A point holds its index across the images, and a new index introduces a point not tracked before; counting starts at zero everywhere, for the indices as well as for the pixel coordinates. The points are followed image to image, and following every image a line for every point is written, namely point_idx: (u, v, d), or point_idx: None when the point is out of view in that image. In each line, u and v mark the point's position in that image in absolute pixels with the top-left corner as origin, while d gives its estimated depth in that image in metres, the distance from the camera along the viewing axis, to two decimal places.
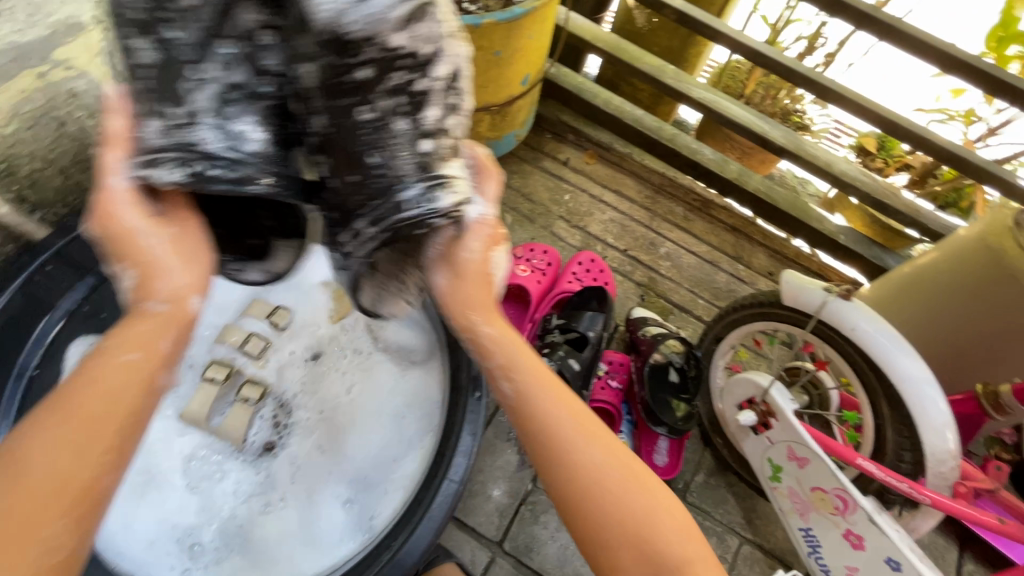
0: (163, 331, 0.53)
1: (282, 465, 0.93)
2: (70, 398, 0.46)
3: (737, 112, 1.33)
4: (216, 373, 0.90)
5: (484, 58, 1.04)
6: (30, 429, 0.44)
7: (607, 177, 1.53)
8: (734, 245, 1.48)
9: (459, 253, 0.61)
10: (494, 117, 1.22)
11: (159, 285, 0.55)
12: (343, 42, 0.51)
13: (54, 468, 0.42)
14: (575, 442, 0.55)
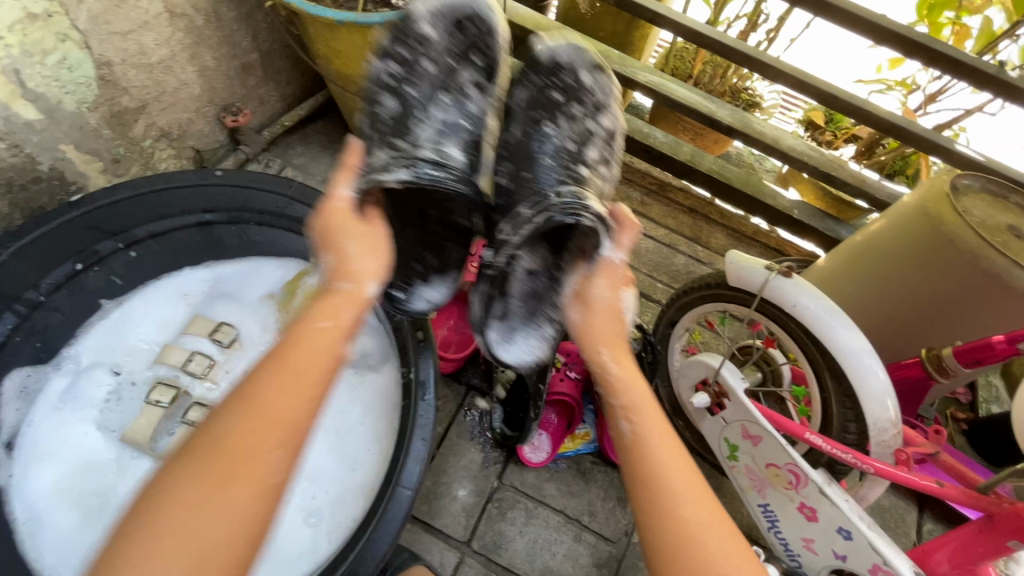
0: (347, 311, 0.60)
1: None
2: (288, 349, 0.54)
3: (682, 93, 1.33)
4: (161, 396, 0.92)
5: None
6: (254, 378, 0.52)
7: None
8: (692, 226, 1.49)
9: (588, 291, 0.70)
10: None
11: (353, 278, 0.63)
12: (553, 91, 0.85)
13: (271, 410, 0.49)
14: (679, 475, 0.57)
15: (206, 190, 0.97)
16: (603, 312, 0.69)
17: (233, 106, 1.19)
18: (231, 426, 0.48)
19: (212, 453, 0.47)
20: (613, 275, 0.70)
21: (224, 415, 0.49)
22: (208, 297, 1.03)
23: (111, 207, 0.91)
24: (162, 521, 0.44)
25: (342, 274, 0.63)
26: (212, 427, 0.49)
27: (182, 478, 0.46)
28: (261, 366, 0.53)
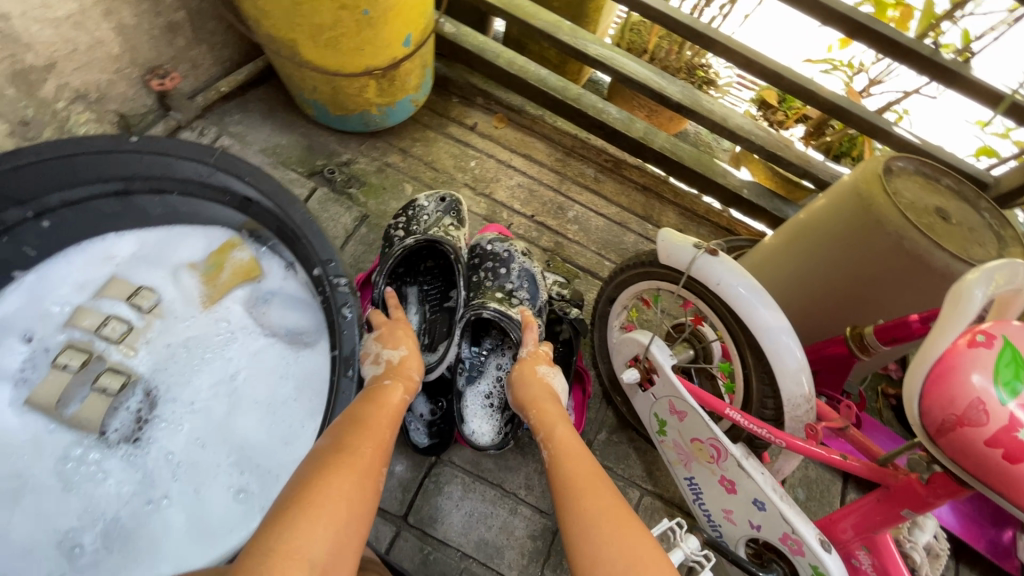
0: (408, 384, 0.82)
1: (159, 463, 0.89)
2: (380, 393, 0.77)
3: (635, 69, 1.32)
4: (70, 359, 0.88)
5: (352, 17, 0.98)
6: (354, 415, 0.72)
7: (516, 141, 1.51)
8: (644, 205, 1.49)
9: (517, 371, 0.85)
10: (381, 82, 1.16)
11: (410, 372, 0.84)
12: (486, 248, 1.02)
13: (376, 434, 0.70)
14: (577, 474, 0.65)
15: (118, 158, 0.87)
16: (529, 385, 0.82)
17: (161, 67, 1.12)
18: (356, 439, 0.67)
19: (346, 453, 0.65)
20: (532, 362, 0.86)
21: (344, 431, 0.69)
22: (131, 261, 1.00)
23: (16, 172, 0.81)
24: (329, 487, 0.60)
25: (399, 361, 0.85)
26: (339, 437, 0.67)
27: (333, 465, 0.63)
28: (354, 408, 0.73)
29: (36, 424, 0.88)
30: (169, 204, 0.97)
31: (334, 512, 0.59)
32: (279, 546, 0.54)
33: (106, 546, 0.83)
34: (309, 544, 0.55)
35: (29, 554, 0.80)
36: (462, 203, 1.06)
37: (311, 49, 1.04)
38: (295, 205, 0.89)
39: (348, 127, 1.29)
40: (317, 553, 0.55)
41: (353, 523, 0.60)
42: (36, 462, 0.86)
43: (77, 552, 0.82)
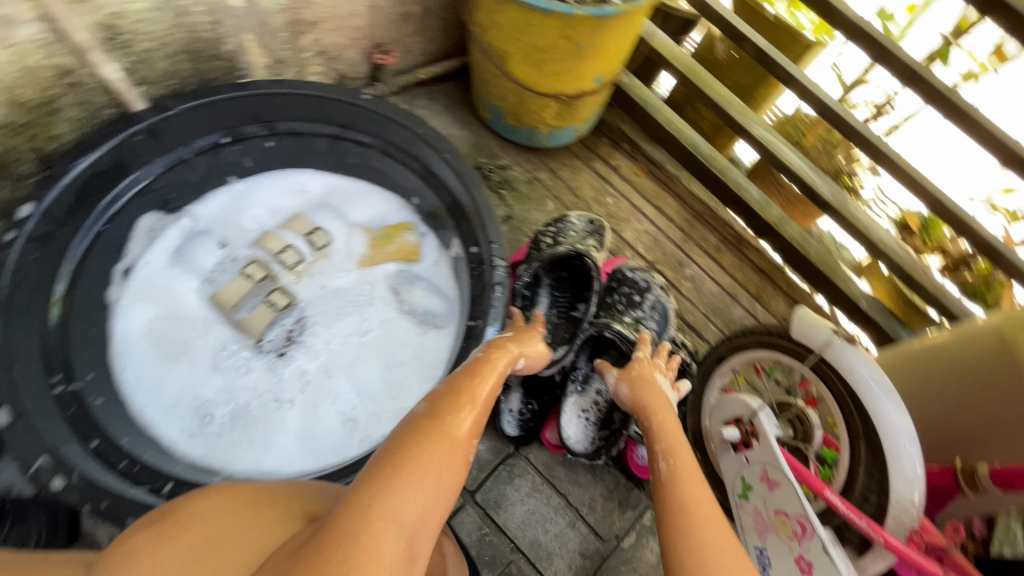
0: (506, 355, 0.77)
1: (291, 376, 1.01)
2: (482, 365, 0.71)
3: (791, 157, 1.38)
4: (253, 272, 1.03)
5: (566, 47, 1.09)
6: (452, 381, 0.67)
7: (652, 192, 1.59)
8: (757, 285, 1.53)
9: (631, 372, 0.89)
10: (561, 107, 1.28)
11: (507, 343, 0.80)
12: (626, 275, 1.08)
13: (471, 399, 0.64)
14: (700, 503, 0.62)
15: (348, 109, 1.04)
16: (642, 386, 0.86)
17: (384, 46, 1.29)
18: (448, 404, 0.62)
19: (437, 417, 0.60)
20: (649, 367, 0.90)
21: (442, 398, 0.63)
22: (316, 202, 1.14)
23: (278, 97, 1.00)
24: (420, 448, 0.55)
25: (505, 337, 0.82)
26: (436, 403, 0.62)
27: (423, 428, 0.58)
28: (453, 375, 0.69)
29: (209, 311, 1.02)
30: (368, 167, 1.12)
31: (423, 479, 0.52)
32: (374, 503, 0.48)
33: (231, 424, 0.95)
34: (396, 508, 0.49)
35: (174, 409, 0.94)
36: (606, 229, 1.10)
37: (519, 64, 1.16)
38: (474, 192, 1.00)
39: (514, 137, 1.42)
40: (406, 521, 0.48)
41: (443, 494, 0.53)
42: (200, 340, 1.00)
43: (207, 419, 0.95)
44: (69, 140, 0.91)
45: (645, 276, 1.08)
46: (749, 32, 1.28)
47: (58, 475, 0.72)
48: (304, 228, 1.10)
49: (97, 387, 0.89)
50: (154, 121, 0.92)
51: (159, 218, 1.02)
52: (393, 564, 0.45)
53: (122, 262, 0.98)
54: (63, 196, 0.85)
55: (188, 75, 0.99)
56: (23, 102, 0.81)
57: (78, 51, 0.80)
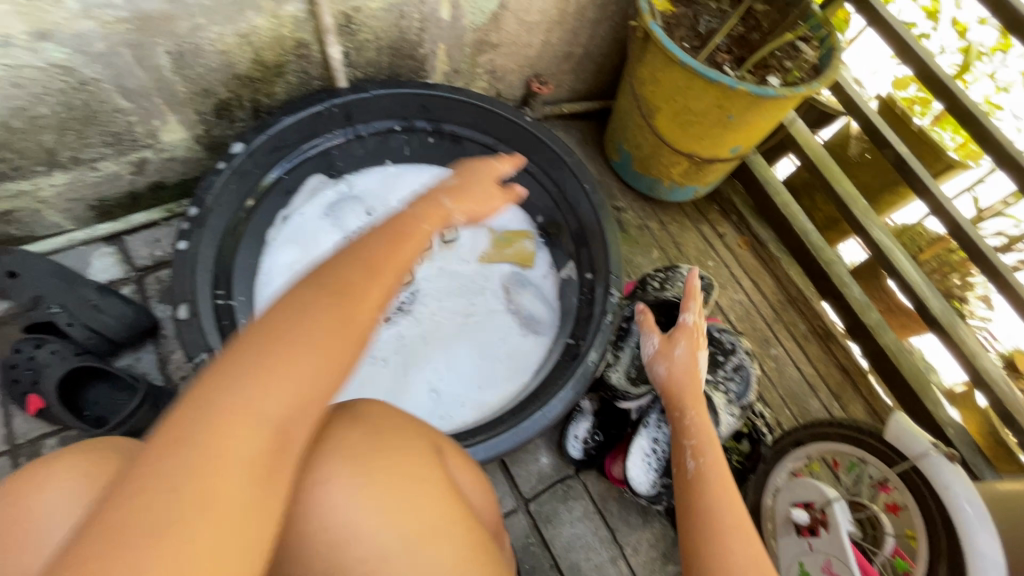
0: (427, 203, 0.72)
1: (391, 337, 1.06)
2: (385, 240, 0.62)
3: (906, 267, 1.38)
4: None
5: (717, 116, 1.17)
6: (365, 245, 0.60)
7: (751, 267, 1.61)
8: (839, 383, 1.51)
9: (671, 350, 0.89)
10: (690, 166, 1.35)
11: (423, 218, 0.69)
12: (719, 335, 1.06)
13: (384, 274, 0.58)
14: (726, 508, 0.67)
15: (508, 124, 1.14)
16: (681, 369, 0.87)
17: (543, 77, 1.41)
18: (348, 274, 0.56)
19: (337, 288, 0.54)
20: (689, 334, 0.90)
21: (331, 275, 0.55)
22: (452, 198, 1.25)
23: (450, 99, 1.12)
24: (297, 324, 0.50)
25: (445, 187, 0.76)
26: (323, 279, 0.55)
27: (309, 298, 0.52)
28: (369, 237, 0.62)
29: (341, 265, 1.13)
30: (507, 179, 1.22)
31: (295, 368, 0.48)
32: (231, 398, 0.45)
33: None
34: (260, 399, 0.46)
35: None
36: (713, 289, 1.13)
37: (666, 120, 1.25)
38: (601, 223, 1.06)
39: (634, 184, 1.50)
40: (265, 415, 0.45)
41: (320, 381, 0.49)
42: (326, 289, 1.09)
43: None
44: (280, 101, 1.06)
45: (735, 340, 1.05)
46: (893, 140, 1.31)
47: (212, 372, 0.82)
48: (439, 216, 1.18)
49: (244, 307, 0.99)
50: (351, 99, 1.05)
51: (323, 180, 1.16)
52: (251, 459, 0.44)
53: (286, 210, 1.13)
54: (266, 142, 1.00)
55: (385, 67, 1.12)
56: (262, 62, 0.96)
57: (319, 31, 0.94)
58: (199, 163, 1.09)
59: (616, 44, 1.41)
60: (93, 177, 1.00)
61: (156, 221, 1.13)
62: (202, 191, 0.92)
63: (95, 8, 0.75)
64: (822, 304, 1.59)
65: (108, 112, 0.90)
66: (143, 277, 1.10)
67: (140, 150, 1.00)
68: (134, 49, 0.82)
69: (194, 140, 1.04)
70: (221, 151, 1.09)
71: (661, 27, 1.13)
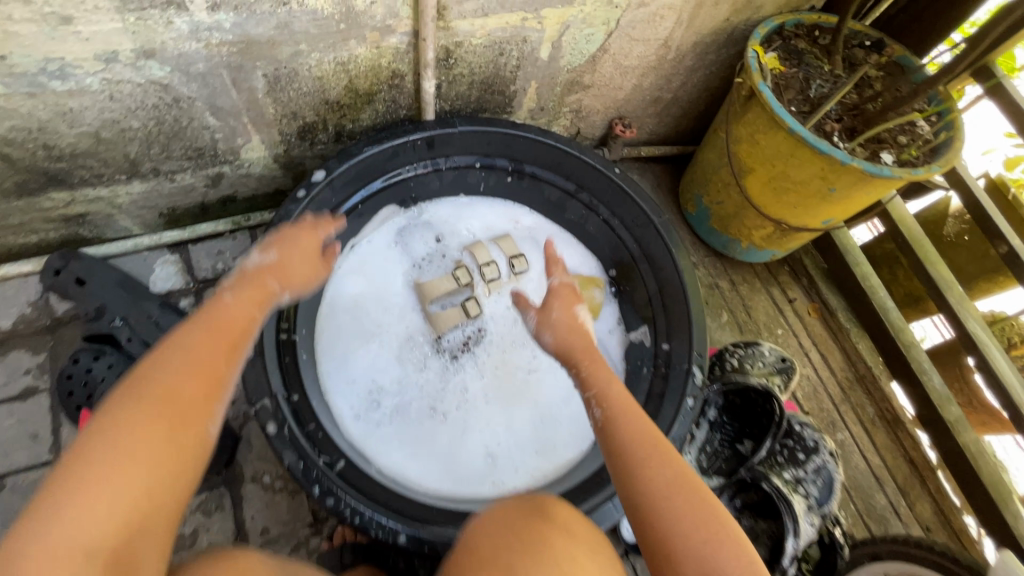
0: (258, 294, 0.71)
1: (452, 385, 1.01)
2: (207, 325, 0.64)
3: (1002, 366, 1.26)
4: (461, 277, 1.05)
5: (817, 187, 1.09)
6: (189, 341, 0.61)
7: (819, 337, 1.52)
8: (906, 478, 1.40)
9: (551, 316, 0.91)
10: (774, 232, 1.27)
11: (263, 284, 0.73)
12: (802, 429, 0.97)
13: (206, 372, 0.60)
14: (638, 441, 0.72)
15: (593, 172, 1.08)
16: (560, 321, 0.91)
17: (626, 118, 1.34)
18: (182, 377, 0.58)
19: (166, 396, 0.56)
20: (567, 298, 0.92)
21: (157, 379, 0.56)
22: (526, 232, 1.16)
23: (534, 141, 1.06)
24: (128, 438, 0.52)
25: (269, 268, 0.76)
26: (149, 387, 0.56)
27: (134, 411, 0.54)
28: (188, 330, 0.62)
29: (408, 298, 1.06)
30: (582, 227, 1.16)
31: (125, 488, 0.50)
32: (45, 538, 0.47)
33: (391, 417, 0.97)
34: (79, 533, 0.48)
35: (352, 386, 0.98)
36: (795, 374, 1.06)
37: (757, 183, 1.17)
38: (683, 289, 0.99)
39: (709, 240, 1.42)
40: (93, 542, 0.48)
41: (164, 488, 0.53)
42: (390, 327, 1.03)
43: (375, 403, 0.97)
44: (364, 128, 1.02)
45: (819, 438, 0.96)
46: (1009, 231, 1.19)
47: (272, 421, 0.78)
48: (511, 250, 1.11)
49: (306, 345, 0.96)
50: (436, 132, 1.02)
51: (396, 209, 1.10)
52: None
53: (354, 238, 1.07)
54: (346, 172, 0.97)
55: (473, 101, 1.07)
56: (355, 89, 0.92)
57: (418, 64, 0.90)
58: (274, 180, 1.06)
59: (708, 92, 1.34)
60: (169, 187, 0.98)
61: (222, 232, 1.11)
62: (278, 219, 0.90)
63: (204, 30, 0.72)
64: (891, 384, 1.50)
65: (195, 128, 0.87)
66: (202, 289, 1.08)
67: (218, 165, 0.97)
68: (233, 71, 0.79)
69: (273, 159, 1.01)
70: (296, 171, 1.06)
71: (771, 87, 1.06)
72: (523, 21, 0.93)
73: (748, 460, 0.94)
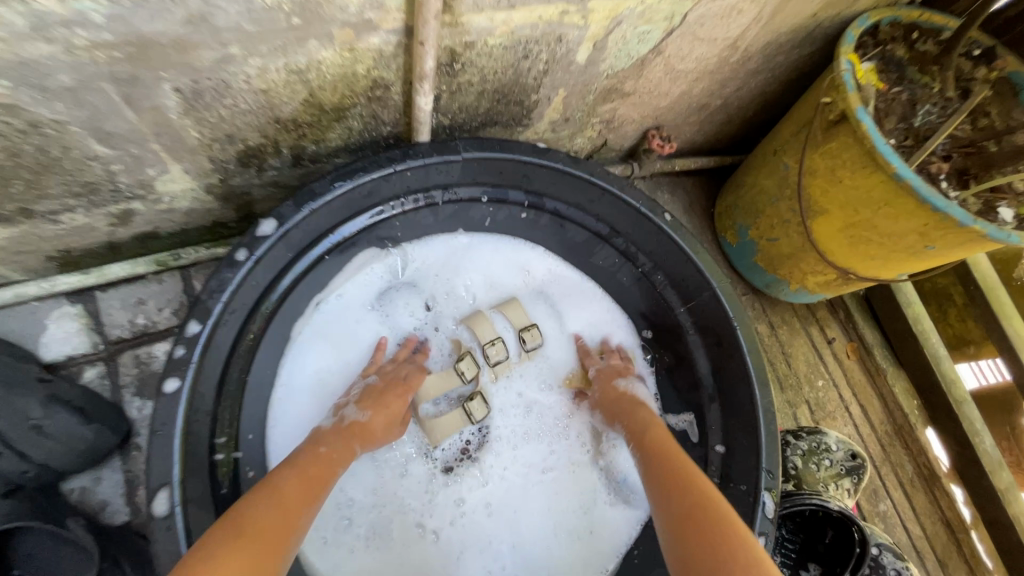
0: (348, 457, 0.65)
1: (446, 497, 0.80)
2: (292, 468, 0.59)
3: None
4: (467, 370, 0.82)
5: (911, 243, 0.87)
6: (277, 482, 0.57)
7: (859, 384, 1.31)
8: (942, 544, 1.24)
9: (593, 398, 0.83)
10: (835, 281, 1.05)
11: (355, 439, 0.67)
12: (884, 558, 0.79)
13: (293, 509, 0.55)
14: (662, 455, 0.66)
15: (636, 217, 0.83)
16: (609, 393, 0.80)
17: (664, 129, 1.08)
18: (266, 511, 0.52)
19: (246, 527, 0.50)
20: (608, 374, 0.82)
21: (241, 513, 0.51)
22: (539, 287, 0.93)
23: (561, 176, 0.81)
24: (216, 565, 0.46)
25: (356, 426, 0.68)
26: (236, 521, 0.50)
27: (211, 544, 0.47)
28: (279, 472, 0.58)
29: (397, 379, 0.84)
30: (612, 278, 0.92)
31: None
32: None
33: (367, 544, 0.75)
34: None
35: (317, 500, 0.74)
36: (866, 471, 0.87)
37: (828, 228, 0.94)
38: (747, 381, 0.78)
39: (748, 275, 1.20)
40: None
41: None
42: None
43: (345, 525, 0.75)
44: (333, 150, 0.74)
45: (902, 568, 0.79)
46: None
47: None
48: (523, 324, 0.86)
49: (253, 455, 0.72)
50: (432, 162, 0.75)
51: (376, 253, 0.84)
52: None
53: (320, 293, 0.80)
54: (309, 218, 0.71)
55: (481, 113, 0.80)
56: (318, 104, 0.65)
57: (412, 73, 0.62)
58: (207, 213, 0.79)
59: (765, 98, 1.08)
60: (53, 230, 0.69)
61: (140, 275, 0.84)
62: (209, 292, 0.65)
63: (56, 27, 0.44)
64: (927, 432, 1.31)
65: (77, 160, 0.59)
66: (116, 355, 0.82)
67: (123, 202, 0.69)
68: (124, 85, 0.51)
69: (204, 190, 0.73)
70: (238, 201, 0.79)
71: (870, 114, 0.82)
72: (562, 15, 0.65)
73: None
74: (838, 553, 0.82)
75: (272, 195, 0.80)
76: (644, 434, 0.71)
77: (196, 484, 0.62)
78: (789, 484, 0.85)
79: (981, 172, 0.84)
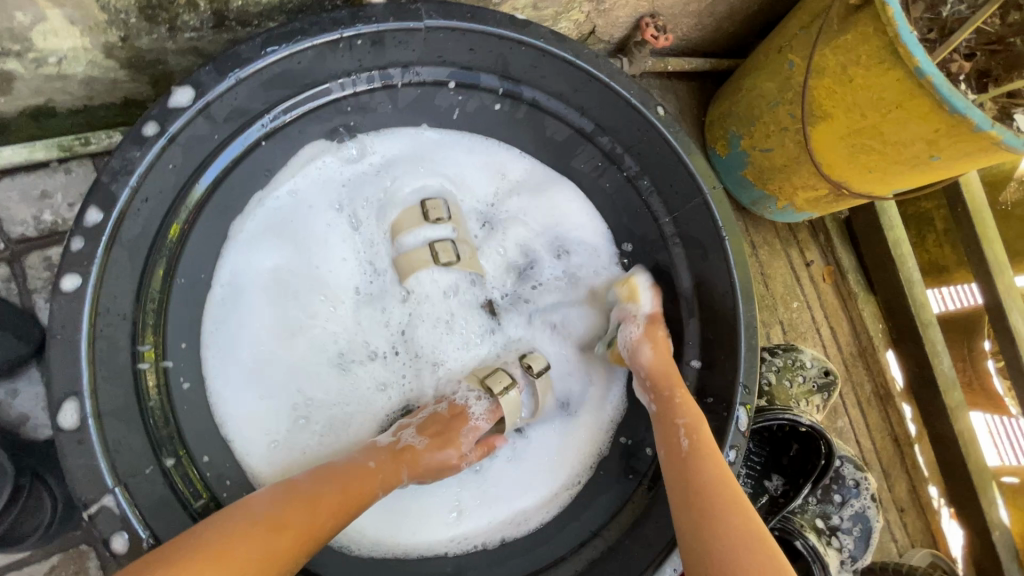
0: (391, 480, 0.62)
1: (394, 384, 0.75)
2: (338, 466, 0.60)
3: None
4: (496, 384, 0.72)
5: (914, 152, 0.80)
6: (324, 479, 0.58)
7: (832, 307, 1.29)
8: (889, 458, 1.28)
9: (646, 343, 0.72)
10: (824, 197, 0.97)
11: (402, 451, 0.64)
12: (844, 467, 0.80)
13: (324, 506, 0.55)
14: (705, 439, 0.62)
15: (626, 112, 0.73)
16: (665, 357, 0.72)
17: (660, 17, 0.95)
18: (307, 500, 0.55)
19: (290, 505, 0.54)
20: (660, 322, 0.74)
21: (293, 501, 0.54)
22: (512, 189, 0.82)
23: (543, 57, 0.69)
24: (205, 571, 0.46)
25: (408, 452, 0.64)
26: (286, 503, 0.54)
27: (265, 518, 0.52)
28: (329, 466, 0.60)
29: (354, 306, 0.74)
30: (594, 183, 0.82)
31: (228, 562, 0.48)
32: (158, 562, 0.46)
33: (322, 442, 0.70)
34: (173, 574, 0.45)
35: (269, 401, 0.68)
36: (834, 387, 0.85)
37: (828, 133, 0.85)
38: (731, 295, 0.72)
39: (734, 192, 1.09)
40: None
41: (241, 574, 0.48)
42: (332, 329, 0.72)
43: (301, 425, 0.69)
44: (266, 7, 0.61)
45: (860, 477, 0.81)
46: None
47: (120, 532, 0.52)
48: (434, 219, 0.73)
49: (187, 364, 0.64)
50: (390, 27, 0.63)
51: (326, 146, 0.73)
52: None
53: (262, 189, 0.69)
54: (238, 89, 0.59)
55: None
56: None
57: None
58: (113, 85, 0.65)
59: None
60: None
61: (42, 162, 0.70)
62: (112, 172, 0.54)
63: None
64: (887, 353, 1.32)
65: None
66: (18, 254, 0.70)
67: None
68: None
69: (104, 52, 0.60)
70: (152, 71, 0.65)
71: None
72: None
73: (780, 504, 0.80)
74: (802, 465, 0.81)
75: (194, 66, 0.66)
76: (696, 416, 0.65)
77: (113, 392, 0.55)
78: (761, 400, 0.83)
79: (1003, 74, 0.77)
